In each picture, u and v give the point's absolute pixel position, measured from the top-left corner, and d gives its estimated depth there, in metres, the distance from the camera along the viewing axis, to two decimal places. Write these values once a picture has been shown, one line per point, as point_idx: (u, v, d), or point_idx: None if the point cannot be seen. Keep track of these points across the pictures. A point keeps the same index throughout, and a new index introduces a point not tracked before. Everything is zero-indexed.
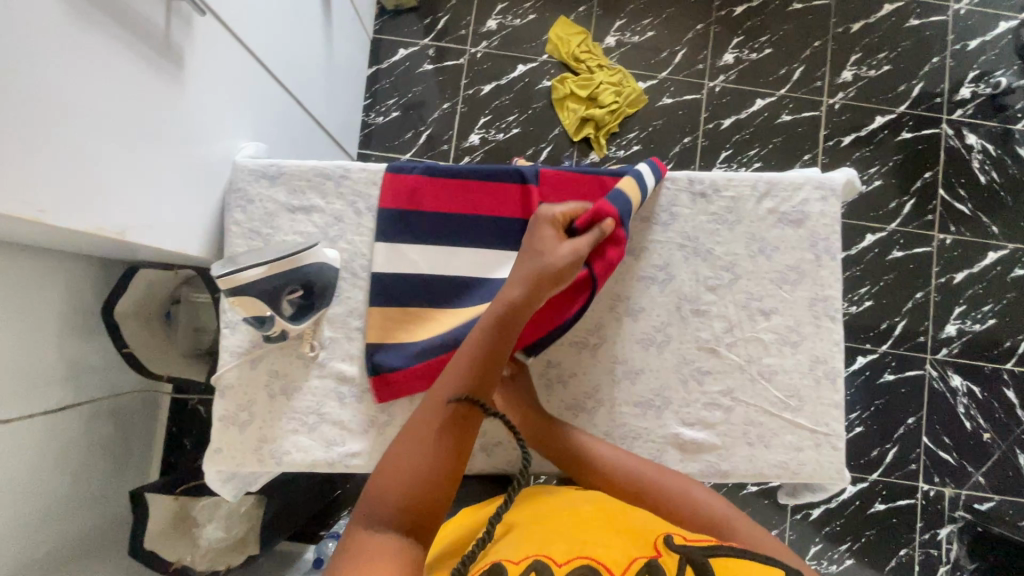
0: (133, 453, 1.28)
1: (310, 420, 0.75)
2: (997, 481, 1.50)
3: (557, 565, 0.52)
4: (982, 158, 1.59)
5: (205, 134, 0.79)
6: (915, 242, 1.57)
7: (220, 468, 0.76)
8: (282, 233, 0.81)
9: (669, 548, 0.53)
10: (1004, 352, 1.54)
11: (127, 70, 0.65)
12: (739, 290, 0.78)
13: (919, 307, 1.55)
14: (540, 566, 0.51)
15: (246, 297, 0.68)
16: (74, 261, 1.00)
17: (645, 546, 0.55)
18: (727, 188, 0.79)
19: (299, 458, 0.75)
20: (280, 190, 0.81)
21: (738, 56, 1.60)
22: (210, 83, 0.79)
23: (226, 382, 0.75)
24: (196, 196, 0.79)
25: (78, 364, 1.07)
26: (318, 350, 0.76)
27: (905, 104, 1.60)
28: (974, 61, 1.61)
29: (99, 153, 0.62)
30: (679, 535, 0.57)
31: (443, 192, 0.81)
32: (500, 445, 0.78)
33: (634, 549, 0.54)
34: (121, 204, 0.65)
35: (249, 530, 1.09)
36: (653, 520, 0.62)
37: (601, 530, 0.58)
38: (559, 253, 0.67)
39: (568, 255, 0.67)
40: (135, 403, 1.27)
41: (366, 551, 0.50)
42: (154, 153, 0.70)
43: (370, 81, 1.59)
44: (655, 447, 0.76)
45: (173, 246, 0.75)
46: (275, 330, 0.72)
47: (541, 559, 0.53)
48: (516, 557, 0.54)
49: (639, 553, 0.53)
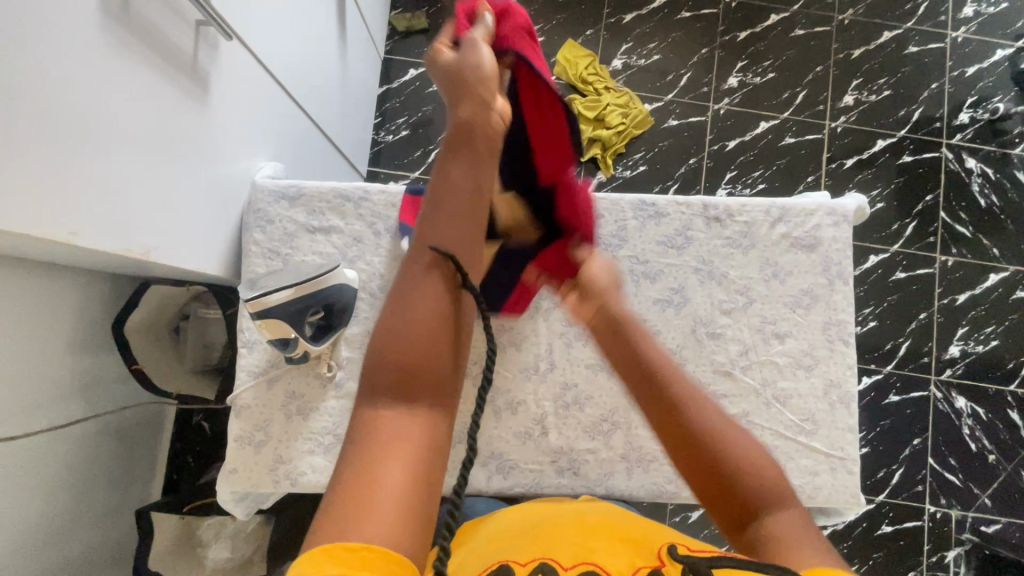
0: (138, 470, 1.26)
1: (327, 440, 0.75)
2: (1003, 503, 1.50)
3: (563, 568, 0.50)
4: (981, 182, 1.62)
5: (226, 155, 0.80)
6: (918, 263, 1.59)
7: (234, 489, 0.75)
8: (302, 253, 0.81)
9: (674, 557, 0.51)
10: (1007, 373, 1.55)
11: (156, 91, 0.66)
12: (753, 314, 0.79)
13: (923, 328, 1.57)
14: (547, 568, 0.49)
15: (272, 319, 0.68)
16: (86, 277, 1.01)
17: (649, 553, 0.53)
18: (740, 214, 0.81)
19: (315, 480, 0.75)
20: (300, 211, 0.82)
21: (742, 79, 1.63)
22: (233, 103, 0.80)
23: (243, 402, 0.75)
24: (215, 215, 0.80)
25: (86, 380, 1.07)
26: (335, 370, 0.76)
27: (906, 128, 1.63)
28: (972, 87, 1.65)
29: (128, 171, 0.63)
30: (684, 543, 0.55)
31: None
32: (516, 467, 0.77)
33: (638, 558, 0.52)
34: (146, 223, 0.66)
35: (254, 551, 1.08)
36: (660, 528, 0.60)
37: (606, 538, 0.56)
38: (474, 70, 0.66)
39: (475, 56, 0.67)
40: (141, 417, 1.26)
41: (384, 434, 0.48)
42: (179, 171, 0.71)
43: (380, 100, 1.61)
44: (671, 471, 0.76)
45: (194, 266, 0.76)
46: (297, 351, 0.72)
47: (548, 562, 0.51)
48: (521, 559, 0.52)
49: (644, 562, 0.51)
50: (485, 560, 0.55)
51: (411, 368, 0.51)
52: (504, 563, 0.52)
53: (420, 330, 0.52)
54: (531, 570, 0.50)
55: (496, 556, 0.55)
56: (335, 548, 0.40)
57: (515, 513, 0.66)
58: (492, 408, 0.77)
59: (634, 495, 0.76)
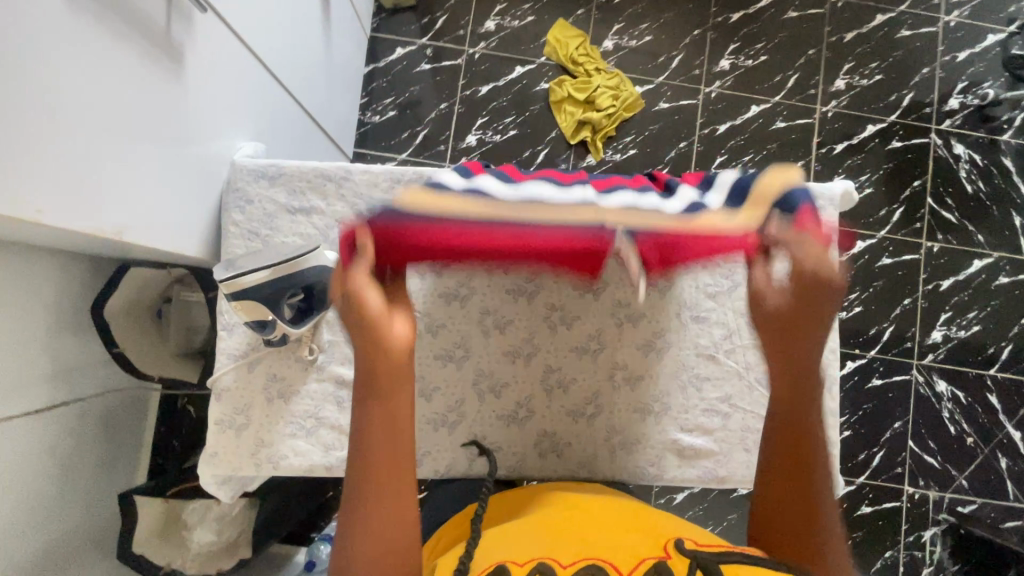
0: (123, 454, 1.25)
1: (308, 424, 0.75)
2: (980, 484, 1.54)
3: (561, 566, 0.51)
4: (968, 168, 1.63)
5: (203, 133, 0.78)
6: (904, 249, 1.60)
7: (217, 472, 0.75)
8: (283, 234, 0.80)
9: (680, 551, 0.53)
10: (987, 358, 1.58)
11: (127, 66, 0.63)
12: (738, 297, 0.79)
13: (907, 313, 1.58)
14: (544, 569, 0.50)
15: (248, 301, 0.67)
16: (64, 260, 0.98)
17: (653, 544, 0.55)
18: None
19: (297, 463, 0.74)
20: (280, 191, 0.80)
21: (734, 62, 1.61)
22: (211, 80, 0.78)
23: (223, 385, 0.74)
24: (193, 193, 0.78)
25: (67, 364, 1.05)
26: (317, 353, 0.75)
27: (896, 113, 1.63)
28: (962, 73, 1.64)
29: (96, 151, 0.60)
30: (691, 539, 0.56)
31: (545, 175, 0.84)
32: (500, 449, 0.77)
33: (642, 549, 0.54)
34: (118, 201, 0.64)
35: (241, 532, 1.08)
36: (666, 522, 0.62)
37: (607, 530, 0.57)
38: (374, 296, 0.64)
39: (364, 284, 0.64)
40: (126, 401, 1.25)
41: None
42: (152, 149, 0.69)
43: (366, 79, 1.58)
44: (654, 453, 0.77)
45: (169, 247, 0.74)
46: (276, 333, 0.71)
47: (545, 561, 0.52)
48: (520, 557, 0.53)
49: (648, 552, 0.53)
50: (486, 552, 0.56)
51: (387, 558, 0.57)
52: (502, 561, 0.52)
53: (387, 527, 0.57)
54: (529, 568, 0.51)
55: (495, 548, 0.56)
56: None
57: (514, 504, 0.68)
58: (476, 390, 0.77)
59: (617, 477, 0.77)
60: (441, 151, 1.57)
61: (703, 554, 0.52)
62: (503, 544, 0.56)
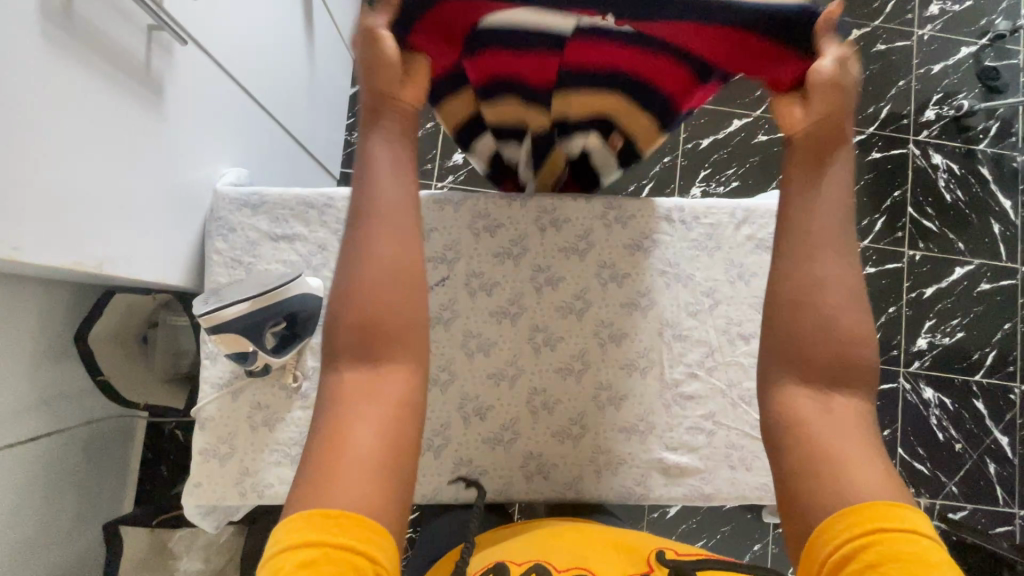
0: (108, 482, 1.24)
1: (293, 452, 0.74)
2: (968, 490, 1.55)
3: (557, 569, 0.54)
4: (947, 177, 1.66)
5: (184, 163, 0.79)
6: (887, 258, 1.62)
7: (200, 502, 0.74)
8: (265, 261, 0.80)
9: (661, 562, 0.55)
10: (972, 364, 1.60)
11: (110, 101, 0.65)
12: (719, 314, 0.80)
13: (892, 321, 1.60)
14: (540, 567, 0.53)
15: (227, 333, 0.66)
16: (46, 287, 0.97)
17: (638, 560, 0.57)
18: (706, 216, 0.81)
19: (281, 491, 0.74)
20: (262, 218, 0.81)
21: None
22: (191, 109, 0.78)
23: (207, 413, 0.74)
24: (175, 222, 0.78)
25: (51, 391, 1.03)
26: (300, 380, 0.75)
27: (874, 125, 1.66)
28: (938, 84, 1.68)
29: (77, 186, 0.61)
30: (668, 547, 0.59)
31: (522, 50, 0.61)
32: (486, 473, 0.77)
33: (629, 565, 0.56)
34: (100, 233, 0.64)
35: (228, 562, 1.07)
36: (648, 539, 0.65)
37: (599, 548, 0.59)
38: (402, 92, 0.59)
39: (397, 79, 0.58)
40: (111, 427, 1.24)
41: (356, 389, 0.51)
42: (136, 180, 0.70)
43: (353, 100, 1.59)
44: (639, 473, 0.77)
45: (153, 277, 0.74)
46: (258, 363, 0.71)
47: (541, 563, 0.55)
48: (517, 562, 0.56)
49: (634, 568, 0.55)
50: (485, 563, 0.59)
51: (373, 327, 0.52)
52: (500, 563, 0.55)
53: (385, 288, 0.53)
54: (525, 570, 0.54)
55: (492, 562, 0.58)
56: (314, 516, 0.44)
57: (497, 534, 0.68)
58: (460, 414, 0.77)
59: (603, 497, 0.77)
60: (428, 170, 1.58)
61: (684, 562, 0.55)
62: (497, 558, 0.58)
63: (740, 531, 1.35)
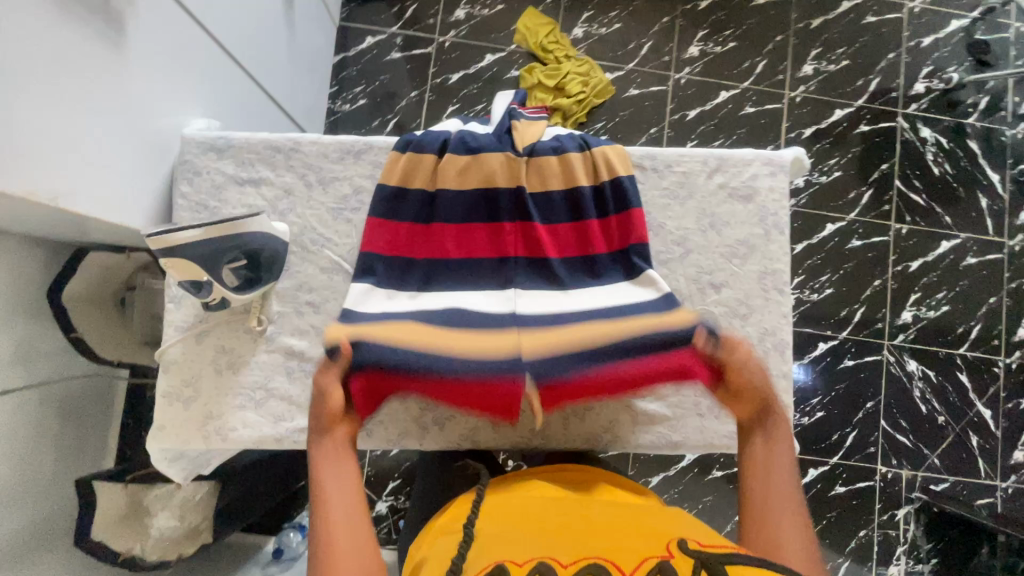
0: (87, 442, 1.23)
1: (258, 395, 0.74)
2: (951, 462, 1.56)
3: (563, 565, 0.46)
4: (935, 151, 1.65)
5: (150, 107, 0.78)
6: (873, 231, 1.61)
7: (164, 446, 0.74)
8: (230, 206, 0.81)
9: (683, 550, 0.47)
10: (957, 338, 1.60)
11: (68, 33, 0.63)
12: (690, 263, 0.80)
13: (877, 294, 1.60)
14: (546, 567, 0.45)
15: (180, 259, 0.64)
16: (17, 240, 0.96)
17: (653, 541, 0.49)
18: (678, 164, 0.81)
19: (246, 435, 0.74)
20: (228, 162, 0.81)
21: (703, 48, 1.63)
22: (154, 51, 0.77)
23: (171, 357, 0.74)
24: (141, 167, 0.78)
25: (27, 348, 1.03)
26: (266, 324, 0.75)
27: (863, 98, 1.65)
28: (927, 58, 1.67)
29: (32, 116, 0.60)
30: (695, 537, 0.50)
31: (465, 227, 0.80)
32: (452, 418, 0.77)
33: (643, 547, 0.48)
34: (58, 166, 0.64)
35: (203, 519, 1.09)
36: (646, 505, 0.59)
37: (606, 523, 0.52)
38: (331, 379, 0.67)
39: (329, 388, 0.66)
40: (90, 388, 1.24)
41: None
42: (95, 118, 0.68)
43: (337, 69, 1.58)
44: (606, 419, 0.77)
45: (118, 219, 0.74)
46: (213, 297, 0.70)
47: (546, 560, 0.47)
48: (519, 556, 0.47)
49: (650, 551, 0.48)
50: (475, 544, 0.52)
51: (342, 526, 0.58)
52: (501, 557, 0.48)
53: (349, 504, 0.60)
54: (530, 569, 0.45)
55: (487, 554, 0.49)
56: None
57: (492, 502, 0.60)
58: None
59: (571, 443, 0.78)
60: None
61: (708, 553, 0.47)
62: (494, 547, 0.50)
63: (721, 501, 1.35)
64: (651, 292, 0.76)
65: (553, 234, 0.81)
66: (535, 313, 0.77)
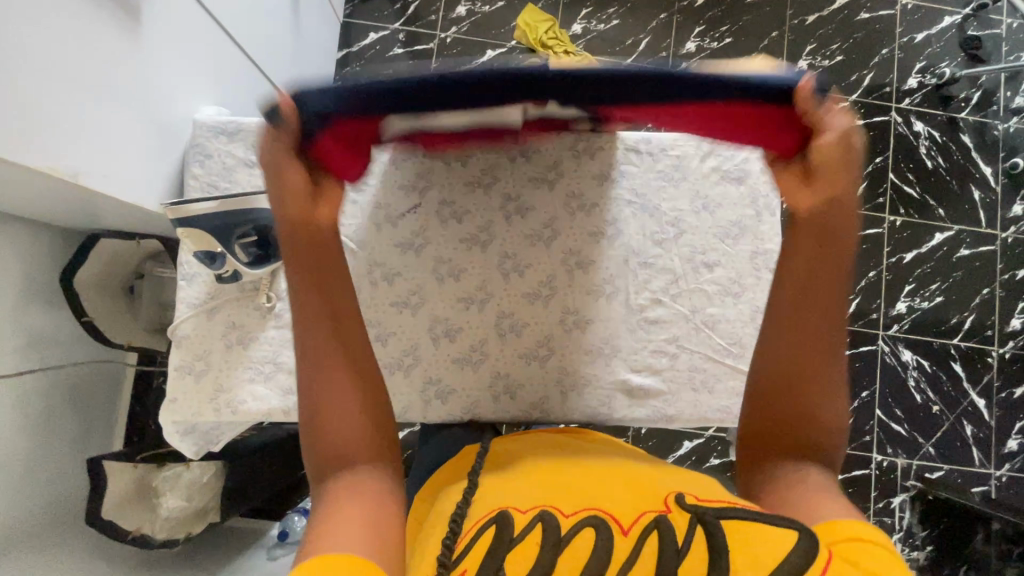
0: (96, 426, 1.26)
1: (267, 369, 0.77)
2: (945, 450, 1.58)
3: (564, 515, 0.48)
4: (928, 145, 1.68)
5: (162, 92, 0.81)
6: (868, 223, 1.64)
7: (177, 417, 0.76)
8: (240, 187, 0.84)
9: (681, 505, 0.49)
10: (951, 329, 1.62)
11: (84, 18, 0.66)
12: (684, 243, 0.83)
13: (872, 285, 1.62)
14: (547, 517, 0.47)
15: (197, 229, 0.69)
16: (31, 225, 0.99)
17: (653, 496, 0.51)
18: (673, 148, 0.84)
19: (255, 407, 0.76)
20: (238, 146, 0.84)
21: (700, 44, 1.66)
22: (166, 37, 0.80)
23: (183, 332, 0.76)
24: (155, 149, 0.81)
25: (36, 332, 1.05)
26: (274, 301, 0.77)
27: (857, 92, 1.68)
28: (920, 53, 1.70)
29: (52, 96, 0.63)
30: (691, 492, 0.52)
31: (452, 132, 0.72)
32: (455, 392, 0.80)
33: (643, 501, 0.50)
34: (76, 144, 0.66)
35: (209, 500, 1.11)
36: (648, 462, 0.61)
37: (607, 478, 0.54)
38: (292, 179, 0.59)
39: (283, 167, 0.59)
40: (99, 374, 1.26)
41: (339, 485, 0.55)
42: (111, 101, 0.71)
43: (341, 64, 1.61)
44: (603, 394, 0.80)
45: (132, 198, 0.77)
46: (226, 269, 0.74)
47: (548, 511, 0.49)
48: (522, 506, 0.50)
49: (648, 505, 0.49)
50: (481, 497, 0.55)
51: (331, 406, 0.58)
52: (504, 508, 0.50)
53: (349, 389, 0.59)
54: (532, 518, 0.48)
55: (492, 506, 0.52)
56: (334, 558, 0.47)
57: (499, 462, 0.62)
58: (431, 335, 0.80)
59: (570, 417, 0.80)
60: None
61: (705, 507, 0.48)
62: (499, 500, 0.52)
63: None
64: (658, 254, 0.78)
65: (547, 124, 0.74)
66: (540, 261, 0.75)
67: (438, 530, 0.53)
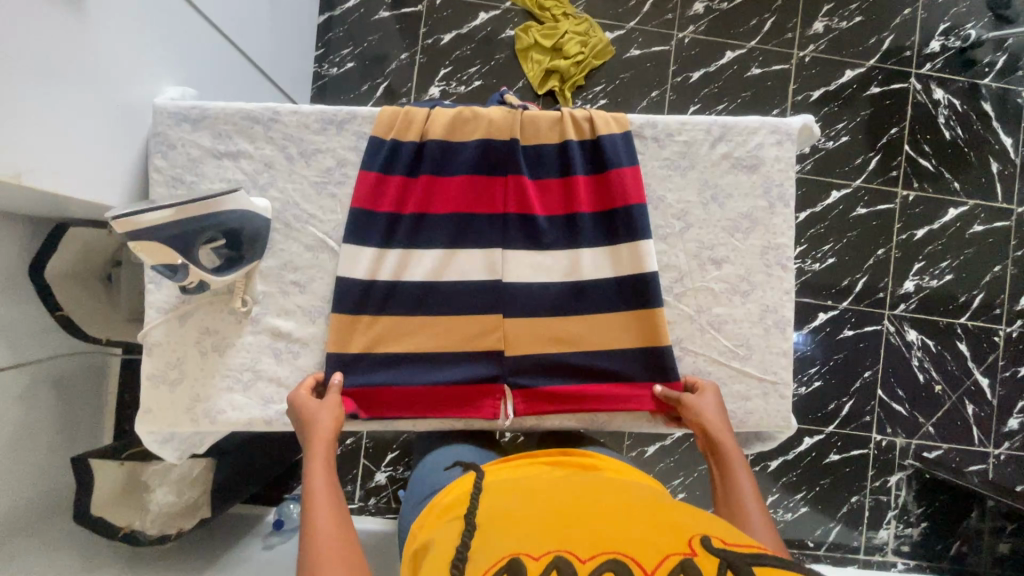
0: (86, 417, 1.24)
1: (245, 377, 0.78)
2: (946, 430, 1.57)
3: (581, 560, 0.44)
4: (947, 114, 1.59)
5: (120, 76, 0.73)
6: (879, 199, 1.57)
7: (152, 428, 0.77)
8: (207, 180, 0.80)
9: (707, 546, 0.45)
10: (958, 307, 1.58)
11: None
12: (691, 238, 0.81)
13: (880, 264, 1.57)
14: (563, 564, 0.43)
15: (149, 242, 0.65)
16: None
17: (673, 532, 0.47)
18: (681, 133, 0.81)
19: (234, 417, 0.77)
20: (204, 134, 0.80)
21: (709, 5, 1.54)
22: (122, 15, 0.72)
23: (153, 339, 0.76)
24: (113, 140, 0.74)
25: (16, 325, 1.01)
26: (250, 305, 0.77)
27: (876, 57, 1.57)
28: (945, 13, 1.58)
29: None
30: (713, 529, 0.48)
31: (440, 181, 0.81)
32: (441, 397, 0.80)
33: (663, 538, 0.46)
34: (20, 142, 0.60)
35: (202, 495, 1.09)
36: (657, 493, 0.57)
37: (620, 511, 0.50)
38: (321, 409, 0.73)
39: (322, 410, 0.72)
40: (84, 364, 1.23)
41: None
42: (58, 89, 0.64)
43: (322, 29, 1.50)
44: None
45: (92, 196, 0.71)
46: (190, 279, 0.71)
47: (561, 555, 0.44)
48: (534, 552, 0.45)
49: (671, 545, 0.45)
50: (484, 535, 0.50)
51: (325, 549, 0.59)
52: (513, 553, 0.45)
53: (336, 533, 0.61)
54: (546, 567, 0.43)
55: (498, 548, 0.47)
56: None
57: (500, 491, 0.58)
58: None
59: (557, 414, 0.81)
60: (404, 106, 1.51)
61: (731, 551, 0.44)
62: (505, 540, 0.48)
63: None
64: (643, 262, 0.78)
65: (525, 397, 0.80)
66: (519, 276, 0.81)
67: (438, 569, 0.49)
